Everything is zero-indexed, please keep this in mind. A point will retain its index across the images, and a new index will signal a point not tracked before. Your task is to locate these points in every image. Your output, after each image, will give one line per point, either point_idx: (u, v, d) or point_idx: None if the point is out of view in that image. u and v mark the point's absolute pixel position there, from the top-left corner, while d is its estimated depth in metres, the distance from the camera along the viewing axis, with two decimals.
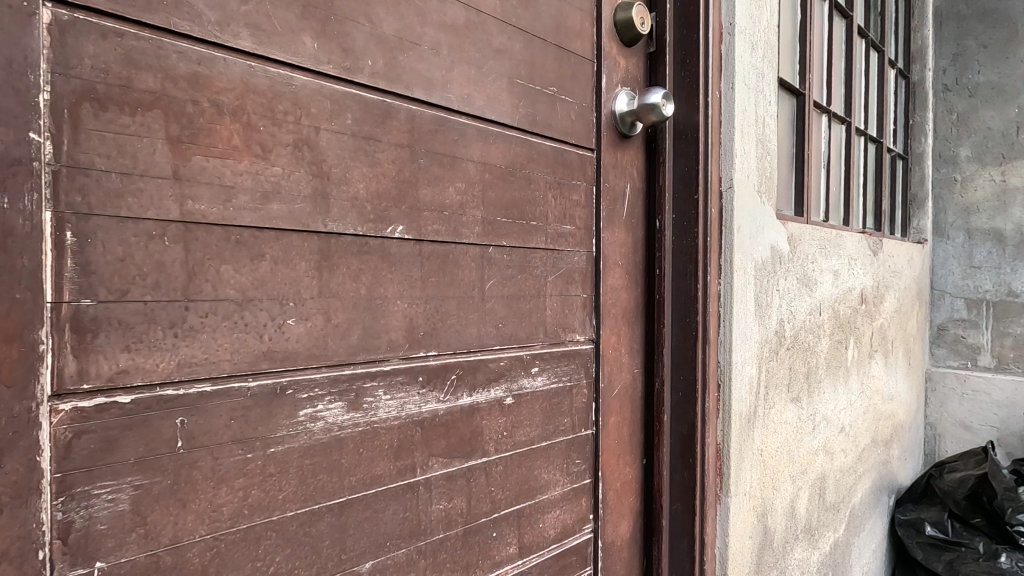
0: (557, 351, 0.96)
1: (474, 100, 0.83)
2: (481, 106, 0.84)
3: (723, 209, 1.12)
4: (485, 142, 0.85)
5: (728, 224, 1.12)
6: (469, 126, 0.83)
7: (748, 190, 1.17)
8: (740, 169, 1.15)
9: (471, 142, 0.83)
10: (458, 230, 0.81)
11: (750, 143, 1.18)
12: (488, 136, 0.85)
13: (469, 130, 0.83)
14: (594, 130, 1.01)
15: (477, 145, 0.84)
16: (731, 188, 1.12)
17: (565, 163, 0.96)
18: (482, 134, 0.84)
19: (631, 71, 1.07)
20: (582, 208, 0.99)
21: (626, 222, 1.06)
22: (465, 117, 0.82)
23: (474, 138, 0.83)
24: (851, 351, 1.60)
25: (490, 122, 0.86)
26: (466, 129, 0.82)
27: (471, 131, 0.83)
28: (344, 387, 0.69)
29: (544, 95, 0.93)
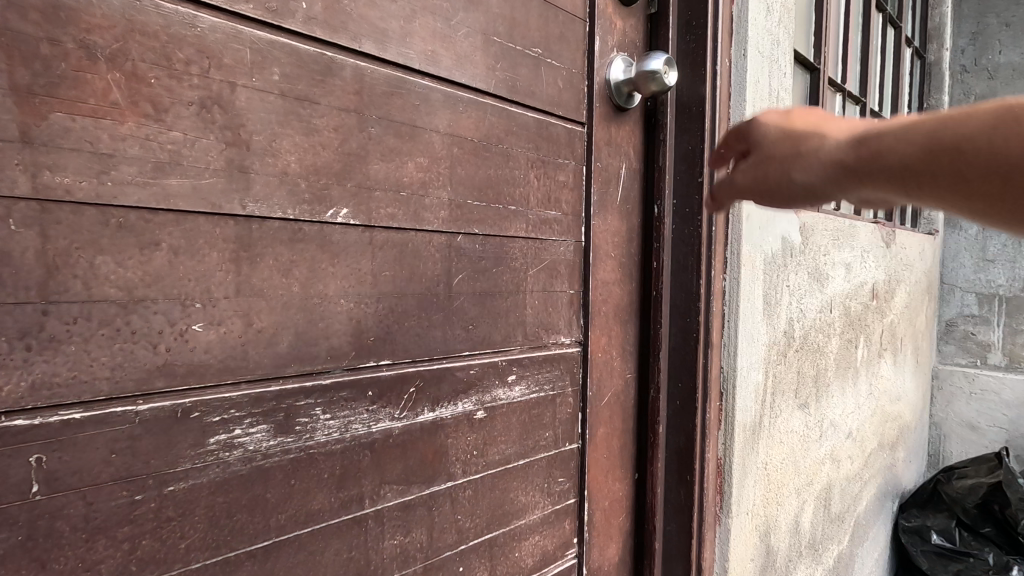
0: (538, 356, 0.84)
1: (439, 57, 0.69)
2: (449, 66, 0.70)
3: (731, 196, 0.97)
4: (454, 109, 0.71)
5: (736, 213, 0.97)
6: (435, 88, 0.69)
7: None
8: None
9: (436, 108, 0.69)
10: (418, 215, 0.68)
11: None
12: (458, 102, 0.72)
13: (434, 95, 0.69)
14: (586, 100, 0.88)
15: (444, 113, 0.70)
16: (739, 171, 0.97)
17: (550, 138, 0.83)
18: (451, 99, 0.71)
19: (629, 32, 0.93)
20: (569, 190, 0.86)
21: (620, 207, 0.94)
22: (429, 79, 0.69)
23: (441, 104, 0.70)
24: (860, 351, 1.49)
25: (461, 86, 0.72)
26: (431, 92, 0.69)
27: (437, 94, 0.69)
28: (269, 408, 0.56)
29: (526, 57, 0.79)
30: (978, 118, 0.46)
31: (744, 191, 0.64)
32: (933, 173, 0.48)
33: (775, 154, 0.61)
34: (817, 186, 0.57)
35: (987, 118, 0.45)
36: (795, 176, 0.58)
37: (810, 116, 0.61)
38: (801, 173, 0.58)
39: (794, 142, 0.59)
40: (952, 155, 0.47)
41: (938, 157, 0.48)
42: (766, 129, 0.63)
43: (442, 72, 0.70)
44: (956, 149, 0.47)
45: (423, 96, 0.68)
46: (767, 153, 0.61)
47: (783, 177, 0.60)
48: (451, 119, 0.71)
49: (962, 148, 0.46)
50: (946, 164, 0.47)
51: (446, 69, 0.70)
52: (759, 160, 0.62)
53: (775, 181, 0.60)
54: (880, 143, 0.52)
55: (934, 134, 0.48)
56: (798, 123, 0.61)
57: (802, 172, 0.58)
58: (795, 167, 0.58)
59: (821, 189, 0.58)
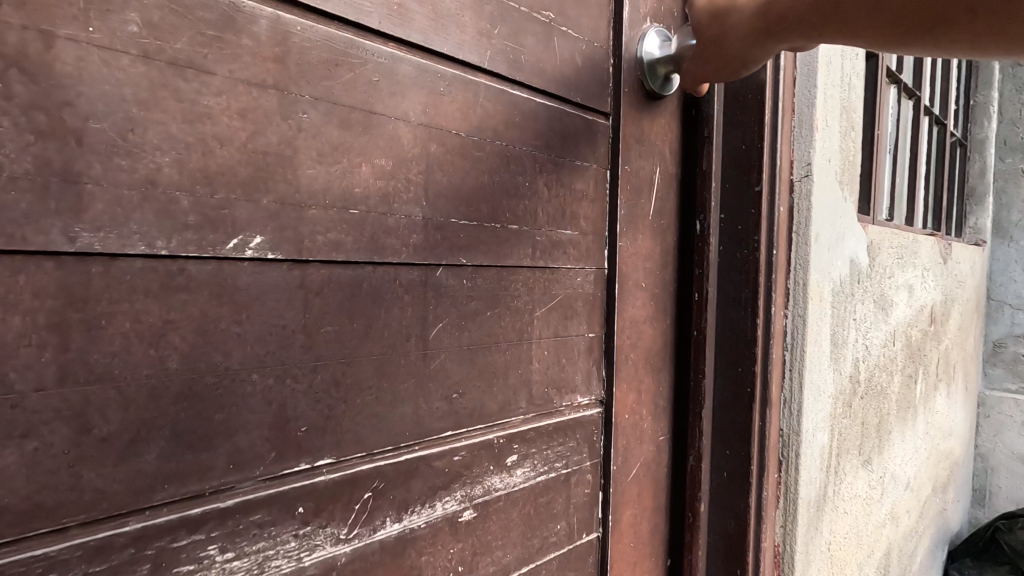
0: (548, 425, 0.63)
1: (409, 13, 0.48)
2: (423, 28, 0.49)
3: (799, 210, 0.74)
4: (432, 90, 0.50)
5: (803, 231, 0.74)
6: (403, 57, 0.48)
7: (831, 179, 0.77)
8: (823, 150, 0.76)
9: (405, 87, 0.48)
10: (379, 242, 0.47)
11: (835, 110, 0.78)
12: (438, 80, 0.50)
13: (401, 67, 0.48)
14: (612, 83, 0.68)
15: (418, 95, 0.49)
16: (809, 178, 0.74)
17: (564, 134, 0.62)
18: (427, 74, 0.49)
19: (665, 0, 0.73)
20: (588, 203, 0.66)
21: (652, 224, 0.73)
22: (394, 44, 0.47)
23: (412, 81, 0.48)
24: (919, 386, 1.28)
25: (441, 57, 0.51)
26: (396, 63, 0.47)
27: (406, 66, 0.48)
28: (122, 561, 0.35)
29: (533, 23, 0.59)
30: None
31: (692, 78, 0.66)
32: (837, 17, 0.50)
33: (714, 16, 0.60)
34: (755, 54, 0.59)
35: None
36: (732, 54, 0.60)
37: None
38: (739, 41, 0.58)
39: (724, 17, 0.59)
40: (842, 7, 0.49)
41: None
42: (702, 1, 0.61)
43: (414, 36, 0.48)
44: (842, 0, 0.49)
45: (383, 68, 0.46)
46: (709, 22, 0.60)
47: (725, 51, 0.60)
48: (427, 104, 0.50)
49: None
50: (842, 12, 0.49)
51: (419, 31, 0.49)
52: (699, 39, 0.63)
53: (716, 51, 0.61)
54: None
55: None
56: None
57: (737, 43, 0.59)
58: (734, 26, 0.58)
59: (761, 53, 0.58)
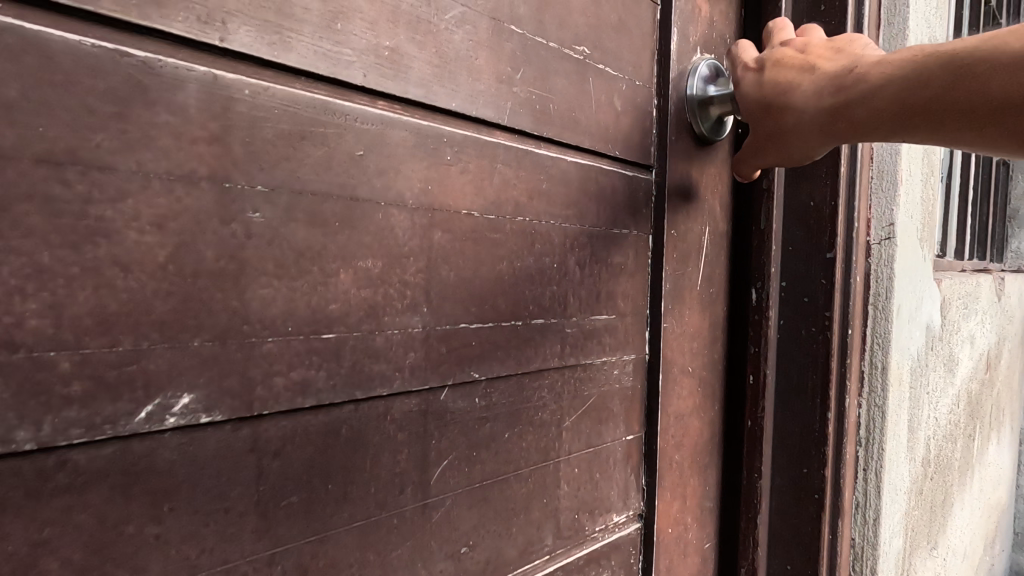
0: (578, 558, 0.51)
1: (405, 61, 0.35)
2: (424, 79, 0.37)
3: (876, 279, 0.62)
4: (438, 160, 0.38)
5: (883, 304, 0.62)
6: (396, 120, 0.35)
7: (913, 239, 0.65)
8: (907, 205, 0.63)
9: (399, 159, 0.36)
10: (365, 371, 0.35)
11: (919, 153, 0.65)
12: (445, 146, 0.38)
13: (394, 133, 0.35)
14: (655, 129, 0.55)
15: (417, 168, 0.37)
16: (890, 240, 0.61)
17: (599, 197, 0.50)
18: (429, 139, 0.37)
19: (718, 25, 0.60)
20: (626, 279, 0.54)
21: (699, 295, 0.61)
22: (386, 104, 0.35)
23: (410, 151, 0.36)
24: (976, 443, 1.15)
25: (447, 116, 0.38)
26: (388, 128, 0.35)
27: (401, 132, 0.36)
28: None
29: (565, 62, 0.46)
30: (941, 69, 0.39)
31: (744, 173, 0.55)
32: (920, 120, 0.41)
33: (767, 107, 0.50)
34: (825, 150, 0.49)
35: (950, 65, 0.39)
36: (792, 151, 0.50)
37: (793, 59, 0.49)
38: (801, 138, 0.48)
39: (781, 110, 0.49)
40: (927, 109, 0.40)
41: (922, 98, 0.40)
42: (750, 88, 0.51)
43: (412, 90, 0.36)
44: (928, 103, 0.40)
45: (370, 136, 0.34)
46: (762, 113, 0.50)
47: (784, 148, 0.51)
48: (429, 178, 0.37)
49: (935, 89, 0.40)
50: (926, 115, 0.41)
51: (419, 84, 0.36)
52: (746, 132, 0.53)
53: (776, 148, 0.50)
54: (855, 90, 0.44)
55: (907, 86, 0.41)
56: (778, 77, 0.49)
57: (800, 141, 0.48)
58: (796, 123, 0.48)
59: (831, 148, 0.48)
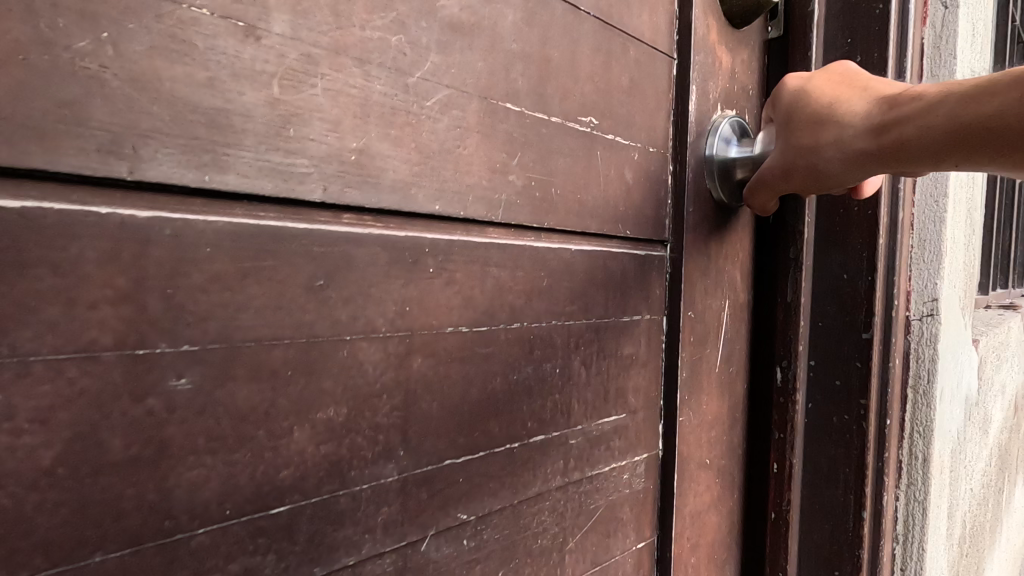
0: None
1: (374, 164, 0.29)
2: (398, 183, 0.30)
3: (917, 360, 0.55)
4: (418, 273, 0.32)
5: (923, 389, 0.56)
6: (363, 236, 0.29)
7: (956, 311, 0.58)
8: (951, 276, 0.57)
9: (367, 283, 0.29)
10: (328, 541, 0.29)
11: (963, 216, 0.58)
12: (427, 256, 0.32)
13: (360, 252, 0.29)
14: (671, 197, 0.49)
15: (391, 289, 0.30)
16: (933, 317, 0.55)
17: (609, 284, 0.44)
18: (405, 251, 0.31)
19: (740, 76, 0.54)
20: (638, 370, 0.48)
21: (719, 376, 0.54)
22: (353, 218, 0.29)
23: (382, 269, 0.30)
24: (1005, 495, 1.08)
25: (427, 219, 0.32)
26: (352, 247, 0.29)
27: (368, 249, 0.29)
28: None
29: (570, 138, 0.40)
30: (1010, 84, 0.34)
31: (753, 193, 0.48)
32: (975, 137, 0.36)
33: (804, 119, 0.44)
34: (850, 175, 0.42)
35: (1022, 81, 0.34)
36: (816, 166, 0.43)
37: (841, 78, 0.44)
38: (830, 152, 0.42)
39: (819, 122, 0.43)
40: (985, 128, 0.35)
41: (981, 114, 0.35)
42: (787, 100, 0.46)
43: (382, 198, 0.30)
44: (987, 120, 0.35)
45: (328, 260, 0.28)
46: (794, 125, 0.45)
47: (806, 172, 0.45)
48: (405, 298, 0.31)
49: (998, 104, 0.35)
50: (984, 134, 0.35)
51: (391, 189, 0.30)
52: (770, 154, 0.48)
53: (800, 161, 0.44)
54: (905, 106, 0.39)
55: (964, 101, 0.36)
56: (823, 90, 0.44)
57: (829, 156, 0.42)
58: (832, 135, 0.42)
59: (858, 176, 0.42)
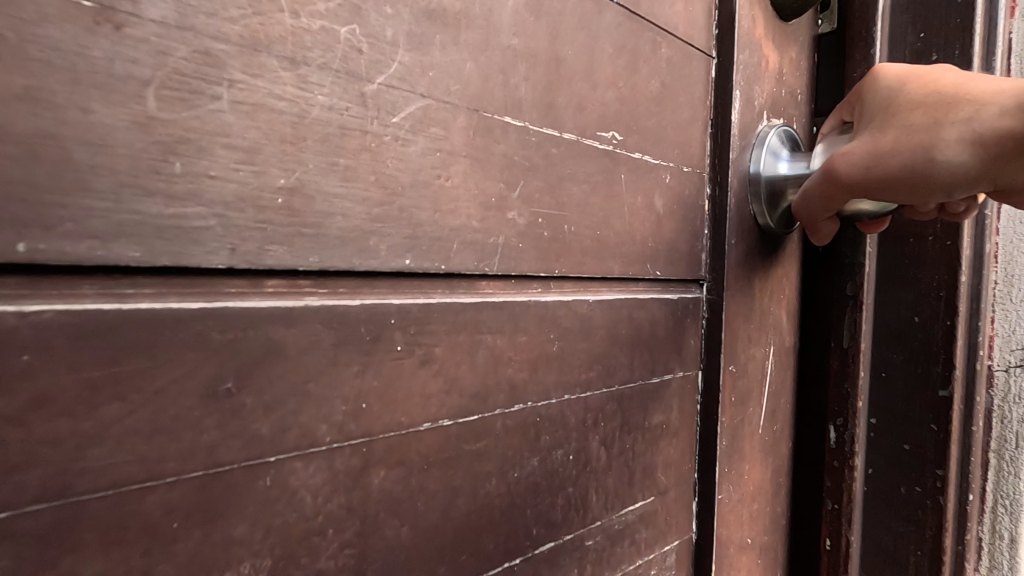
0: None
1: (312, 207, 0.21)
2: (349, 231, 0.22)
3: (1001, 422, 0.46)
4: (383, 356, 0.23)
5: (1009, 456, 0.46)
6: (295, 312, 0.20)
7: None
8: None
9: (300, 379, 0.20)
10: None
11: None
12: (396, 330, 0.23)
13: (290, 335, 0.20)
14: (708, 226, 0.40)
15: (339, 382, 0.22)
16: None
17: (635, 340, 0.35)
18: (360, 327, 0.22)
19: (789, 78, 0.45)
20: (668, 440, 0.39)
21: (762, 437, 0.45)
22: (284, 283, 0.21)
23: (324, 356, 0.21)
24: None
25: (392, 278, 0.23)
26: (278, 329, 0.20)
27: (303, 330, 0.21)
28: None
29: (588, 160, 0.31)
30: None
31: (830, 186, 0.36)
32: None
33: (918, 100, 0.34)
34: (978, 171, 0.32)
35: None
36: (934, 155, 0.32)
37: (957, 67, 0.35)
38: (959, 135, 0.32)
39: (943, 104, 0.33)
40: None
41: None
42: (889, 81, 0.36)
43: (324, 254, 0.21)
44: None
45: (237, 352, 0.19)
46: (903, 104, 0.34)
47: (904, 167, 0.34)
48: (361, 392, 0.22)
49: None
50: None
51: (339, 240, 0.21)
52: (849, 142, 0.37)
53: (910, 146, 0.33)
54: None
55: None
56: (941, 71, 0.34)
57: (959, 141, 0.32)
58: (963, 115, 0.32)
59: (989, 176, 0.32)
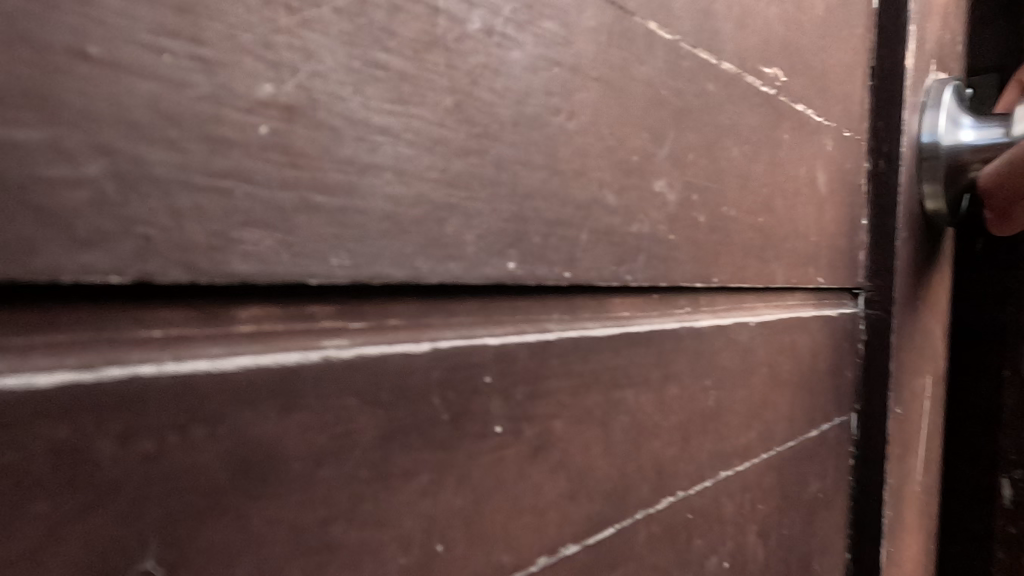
0: None
1: (335, 154, 0.10)
2: (408, 206, 0.11)
3: None
4: (471, 446, 0.12)
5: None
6: (298, 380, 0.09)
7: None
8: None
9: (310, 524, 0.10)
10: None
11: None
12: (494, 394, 0.12)
13: (286, 436, 0.09)
14: (866, 215, 0.29)
15: (389, 516, 0.11)
16: None
17: (796, 378, 0.24)
18: (428, 397, 0.11)
19: (953, 19, 0.34)
20: (826, 514, 0.28)
21: (922, 497, 0.34)
22: (279, 312, 0.10)
23: (360, 467, 0.10)
24: None
25: (481, 297, 0.13)
26: (258, 423, 0.09)
27: (316, 421, 0.10)
28: None
29: (749, 108, 0.20)
30: None
31: None
32: None
33: None
34: None
35: None
36: None
37: None
38: None
39: None
40: None
41: None
42: None
43: (360, 255, 0.10)
44: None
45: (156, 489, 0.08)
46: None
47: None
48: (431, 527, 0.11)
49: None
50: None
51: (389, 225, 0.10)
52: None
53: None
54: None
55: None
56: None
57: None
58: None
59: None
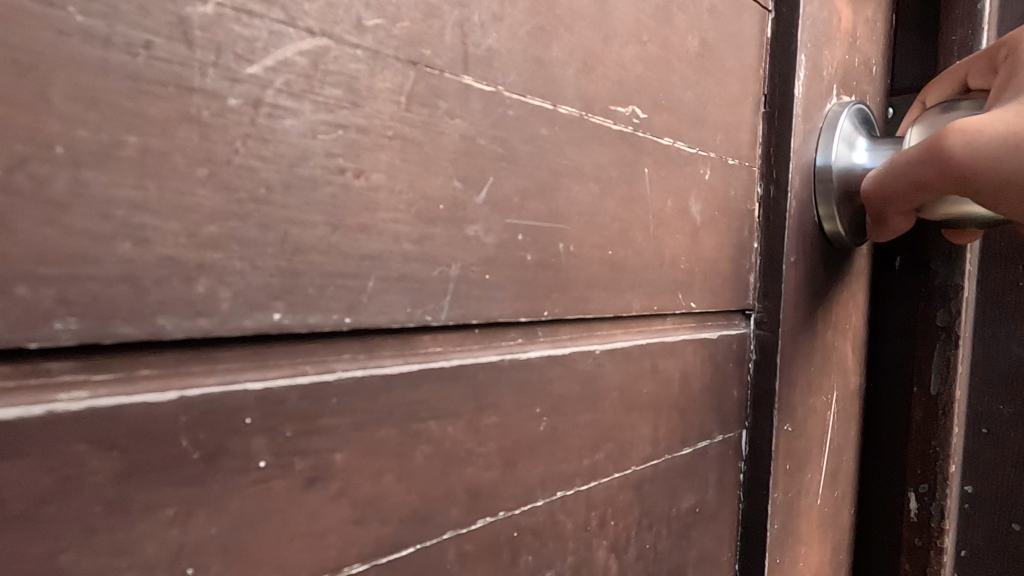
0: None
1: (60, 229, 0.11)
2: (149, 269, 0.12)
3: None
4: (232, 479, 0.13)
5: None
6: (22, 431, 0.11)
7: None
8: None
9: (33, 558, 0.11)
10: None
11: None
12: (260, 431, 0.14)
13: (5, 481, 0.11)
14: (758, 240, 0.30)
15: (128, 546, 0.12)
16: None
17: (661, 400, 0.25)
18: (176, 440, 0.12)
19: (864, 43, 0.34)
20: (704, 528, 0.29)
21: (822, 510, 0.35)
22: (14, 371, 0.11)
23: (94, 505, 0.11)
24: None
25: (252, 345, 0.14)
26: None
27: (39, 467, 0.11)
28: None
29: (598, 148, 0.21)
30: None
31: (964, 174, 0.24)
32: None
33: None
34: None
35: None
36: None
37: None
38: None
39: None
40: None
41: None
42: None
43: (91, 317, 0.11)
44: None
45: None
46: None
47: None
48: (181, 554, 0.13)
49: None
50: None
51: (127, 288, 0.12)
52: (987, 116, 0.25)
53: None
54: None
55: None
56: None
57: None
58: None
59: None
